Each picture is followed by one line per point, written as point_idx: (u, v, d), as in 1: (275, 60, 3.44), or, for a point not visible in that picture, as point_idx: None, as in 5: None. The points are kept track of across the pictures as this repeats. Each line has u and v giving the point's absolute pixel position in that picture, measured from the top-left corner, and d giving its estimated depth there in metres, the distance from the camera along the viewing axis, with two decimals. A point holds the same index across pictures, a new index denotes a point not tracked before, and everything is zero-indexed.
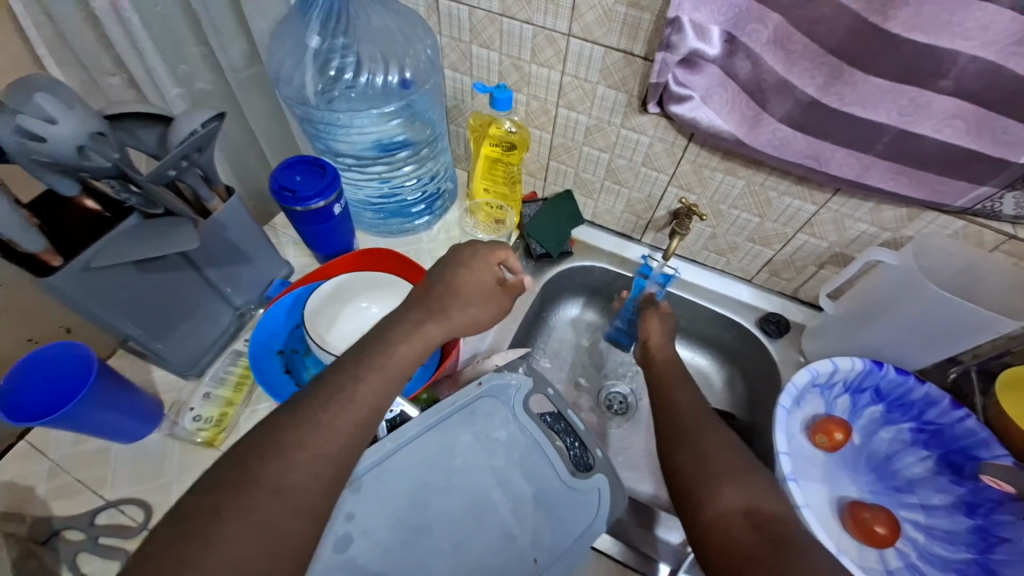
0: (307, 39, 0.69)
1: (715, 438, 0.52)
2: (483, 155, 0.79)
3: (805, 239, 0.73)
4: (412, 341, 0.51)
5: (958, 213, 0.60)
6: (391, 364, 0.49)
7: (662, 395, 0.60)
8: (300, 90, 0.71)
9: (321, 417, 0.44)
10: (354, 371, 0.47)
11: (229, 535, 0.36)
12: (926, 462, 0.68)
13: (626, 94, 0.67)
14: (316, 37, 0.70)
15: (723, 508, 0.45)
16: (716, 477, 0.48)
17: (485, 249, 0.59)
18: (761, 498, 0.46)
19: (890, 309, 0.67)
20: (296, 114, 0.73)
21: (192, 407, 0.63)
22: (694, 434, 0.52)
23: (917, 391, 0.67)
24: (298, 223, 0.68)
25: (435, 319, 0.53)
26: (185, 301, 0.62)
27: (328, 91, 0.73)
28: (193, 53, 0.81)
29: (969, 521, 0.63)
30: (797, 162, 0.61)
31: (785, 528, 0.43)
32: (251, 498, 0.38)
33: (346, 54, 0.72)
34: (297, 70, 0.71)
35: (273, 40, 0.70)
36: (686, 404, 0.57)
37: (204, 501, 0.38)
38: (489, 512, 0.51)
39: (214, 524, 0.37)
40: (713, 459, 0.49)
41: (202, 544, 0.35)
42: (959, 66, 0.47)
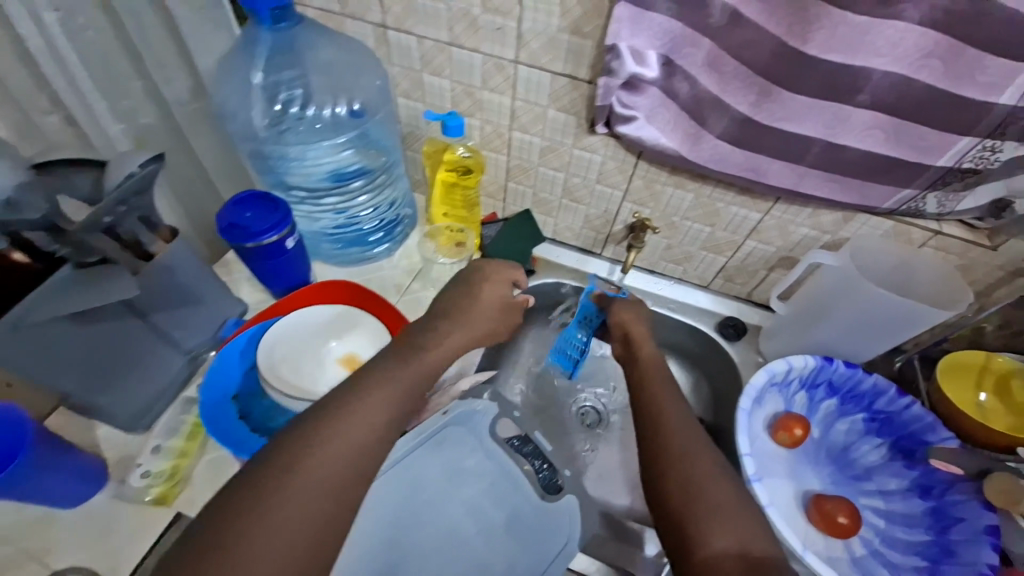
0: (253, 74, 0.68)
1: (709, 467, 0.48)
2: (439, 181, 0.80)
3: (753, 246, 0.76)
4: (441, 347, 0.51)
5: (887, 214, 0.64)
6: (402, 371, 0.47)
7: (650, 409, 0.56)
8: (248, 125, 0.70)
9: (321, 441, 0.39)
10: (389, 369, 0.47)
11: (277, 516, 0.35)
12: (880, 450, 0.72)
13: (575, 116, 0.69)
14: (261, 73, 0.68)
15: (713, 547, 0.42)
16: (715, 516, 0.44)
17: (501, 267, 0.63)
18: (752, 539, 0.43)
19: (836, 307, 0.70)
20: (245, 149, 0.72)
21: (140, 463, 0.58)
22: (683, 455, 0.49)
23: (866, 382, 0.70)
24: (251, 259, 0.67)
25: (459, 328, 0.54)
26: (131, 351, 0.59)
27: (277, 124, 0.71)
28: (135, 87, 0.77)
29: (925, 503, 0.66)
30: (738, 175, 0.64)
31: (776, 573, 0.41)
32: (280, 494, 0.36)
33: (294, 87, 0.70)
34: (243, 105, 0.69)
35: (217, 77, 0.68)
36: (674, 420, 0.53)
37: (252, 481, 0.36)
38: (462, 543, 0.51)
39: (266, 500, 0.35)
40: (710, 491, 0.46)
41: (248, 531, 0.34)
42: (874, 81, 0.51)
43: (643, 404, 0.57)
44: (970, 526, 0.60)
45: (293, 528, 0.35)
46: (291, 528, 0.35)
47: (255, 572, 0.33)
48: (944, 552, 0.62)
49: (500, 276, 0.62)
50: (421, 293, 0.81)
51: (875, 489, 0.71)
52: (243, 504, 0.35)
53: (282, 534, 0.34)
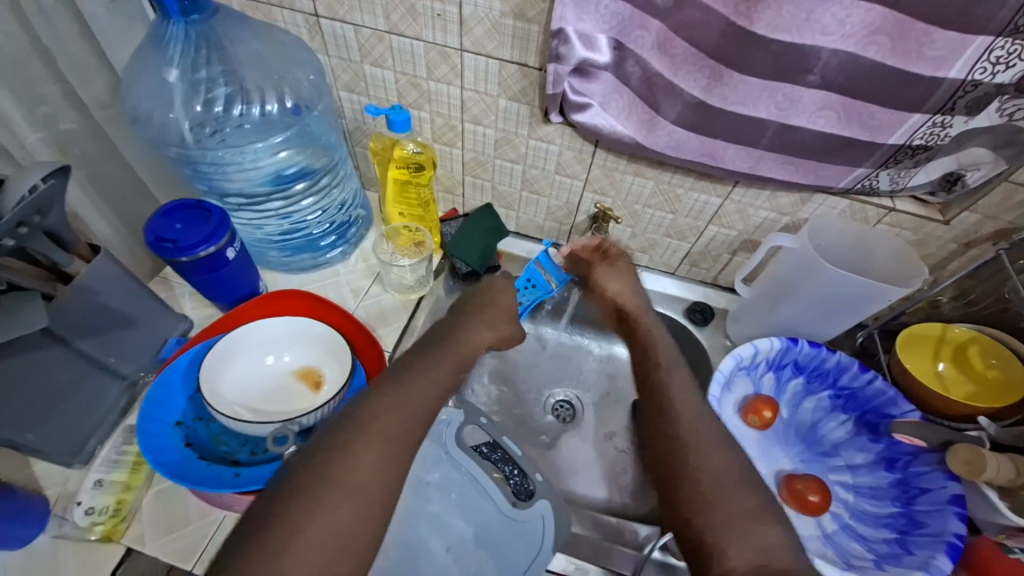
0: (170, 73, 0.62)
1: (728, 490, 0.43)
2: (391, 179, 0.75)
3: (715, 230, 0.76)
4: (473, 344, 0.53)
5: (843, 193, 0.64)
6: (437, 361, 0.49)
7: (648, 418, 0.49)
8: (171, 129, 0.64)
9: (371, 428, 0.42)
10: (430, 359, 0.49)
11: (356, 468, 0.40)
12: (846, 425, 0.73)
13: (527, 105, 0.67)
14: (177, 71, 0.62)
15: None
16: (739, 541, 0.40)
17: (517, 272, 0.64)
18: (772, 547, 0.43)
19: (797, 287, 0.71)
20: (171, 156, 0.66)
21: (81, 501, 0.55)
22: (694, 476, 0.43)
23: (830, 360, 0.70)
24: (188, 274, 0.62)
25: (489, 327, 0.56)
26: (58, 381, 0.54)
27: (204, 126, 0.66)
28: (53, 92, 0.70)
29: (890, 475, 0.67)
30: (695, 161, 0.62)
31: None
32: (356, 450, 0.40)
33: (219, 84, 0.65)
34: (163, 107, 0.64)
35: (129, 77, 0.62)
36: (687, 422, 0.51)
37: (329, 440, 0.41)
38: (429, 564, 0.48)
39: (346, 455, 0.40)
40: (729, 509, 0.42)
41: (331, 478, 0.39)
42: (823, 61, 0.49)
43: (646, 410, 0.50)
44: (935, 496, 0.61)
45: (369, 479, 0.39)
46: (368, 479, 0.40)
47: (338, 516, 0.37)
48: (911, 523, 0.62)
49: (505, 282, 0.62)
50: (381, 297, 0.78)
51: (843, 464, 0.72)
52: (328, 455, 0.40)
53: (359, 486, 0.39)
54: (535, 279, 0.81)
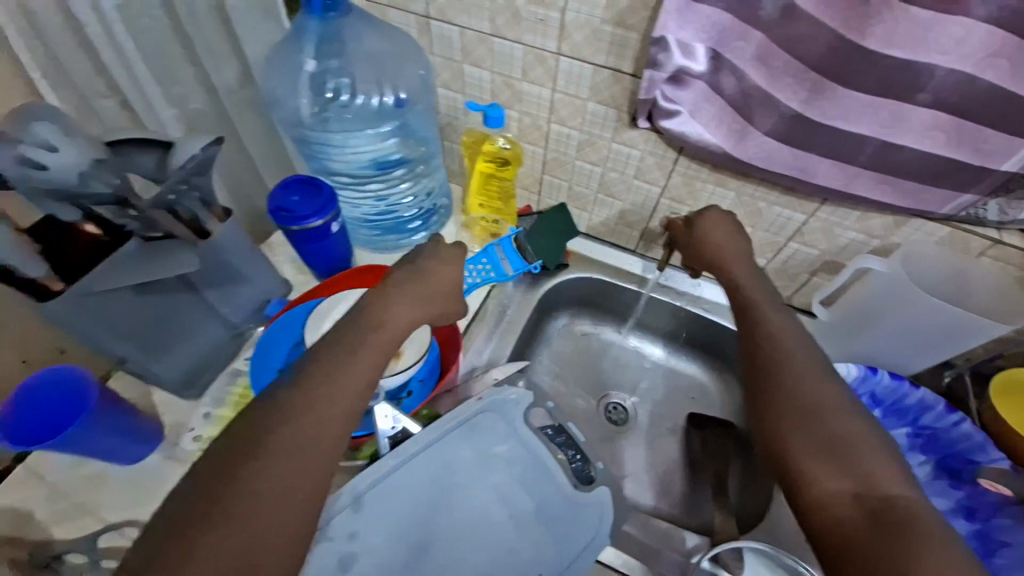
0: (303, 63, 0.69)
1: (855, 425, 0.43)
2: (477, 170, 0.80)
3: (795, 248, 0.74)
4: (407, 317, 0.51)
5: (943, 220, 0.61)
6: (360, 349, 0.46)
7: (774, 350, 0.50)
8: (296, 112, 0.73)
9: (270, 439, 0.38)
10: (342, 345, 0.46)
11: (246, 485, 0.35)
12: (923, 467, 0.68)
13: (615, 110, 0.69)
14: (312, 61, 0.69)
15: (830, 495, 0.39)
16: (863, 469, 0.40)
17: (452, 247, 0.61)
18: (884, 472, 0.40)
19: (884, 314, 0.68)
20: (293, 135, 0.76)
21: (192, 428, 0.64)
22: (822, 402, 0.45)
23: (912, 397, 0.66)
24: (296, 241, 0.70)
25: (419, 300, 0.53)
26: (183, 322, 0.62)
27: (323, 112, 0.73)
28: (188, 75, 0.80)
29: (969, 525, 0.62)
30: (785, 174, 0.62)
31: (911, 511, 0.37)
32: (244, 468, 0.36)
33: (342, 75, 0.71)
34: (293, 92, 0.72)
35: (269, 65, 0.70)
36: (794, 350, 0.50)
37: (214, 463, 0.36)
38: (493, 530, 0.52)
39: (232, 474, 0.35)
40: (857, 442, 0.42)
41: (218, 499, 0.34)
42: (936, 80, 0.48)
43: (769, 349, 0.51)
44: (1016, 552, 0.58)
45: (265, 497, 0.35)
46: (264, 498, 0.35)
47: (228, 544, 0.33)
48: None
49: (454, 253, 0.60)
50: None
51: None
52: (213, 479, 0.35)
53: (253, 506, 0.34)
54: (494, 266, 0.81)
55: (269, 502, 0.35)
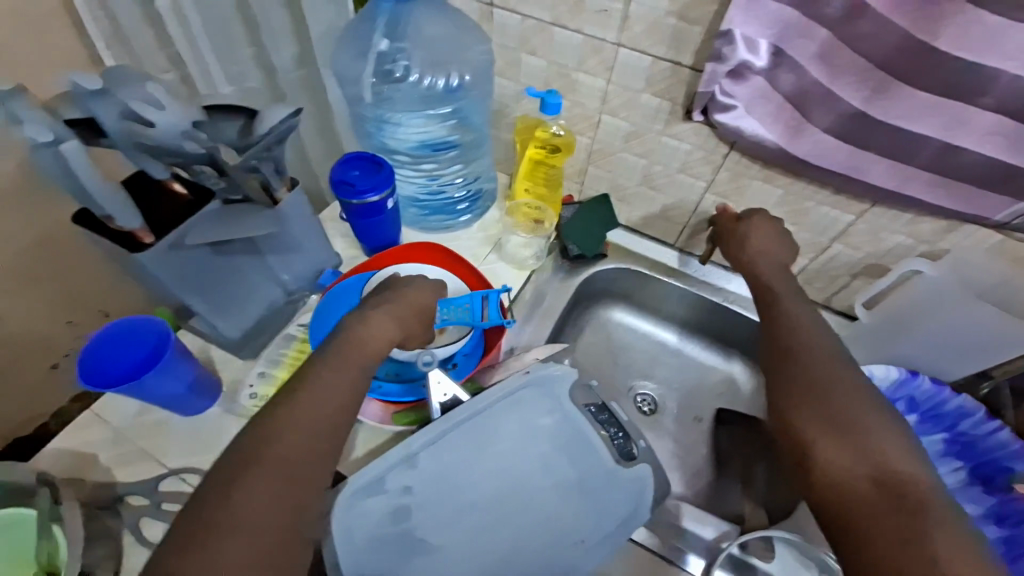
0: (375, 42, 0.72)
1: (859, 404, 0.48)
2: (528, 156, 0.82)
3: (839, 249, 0.74)
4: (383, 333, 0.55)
5: (995, 228, 0.60)
6: (340, 365, 0.50)
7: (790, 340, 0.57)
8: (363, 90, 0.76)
9: (266, 451, 0.43)
10: (328, 362, 0.50)
11: (245, 498, 0.40)
12: (957, 474, 0.67)
13: (669, 102, 0.70)
14: (384, 40, 0.72)
15: (836, 470, 0.45)
16: (871, 448, 0.45)
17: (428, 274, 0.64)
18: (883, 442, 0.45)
19: (927, 316, 0.69)
20: (357, 112, 0.79)
21: (249, 385, 0.66)
22: (814, 372, 0.52)
23: (950, 402, 0.68)
24: (351, 215, 0.73)
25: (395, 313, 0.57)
26: (245, 284, 0.66)
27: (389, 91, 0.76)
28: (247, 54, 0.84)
29: (998, 531, 0.61)
30: (838, 173, 0.63)
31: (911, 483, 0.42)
32: (242, 481, 0.41)
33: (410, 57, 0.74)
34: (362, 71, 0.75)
35: (342, 43, 0.74)
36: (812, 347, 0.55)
37: (214, 478, 0.41)
38: (539, 497, 0.54)
39: (234, 486, 0.40)
40: (855, 419, 0.47)
41: (223, 508, 0.39)
42: (1001, 85, 0.49)
43: (784, 339, 0.57)
44: None
45: (261, 509, 0.40)
46: (259, 508, 0.40)
47: (229, 550, 0.37)
48: None
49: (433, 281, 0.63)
50: (496, 264, 0.84)
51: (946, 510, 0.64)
52: (214, 491, 0.40)
53: (252, 515, 0.39)
54: (472, 305, 0.66)
55: (264, 514, 0.40)
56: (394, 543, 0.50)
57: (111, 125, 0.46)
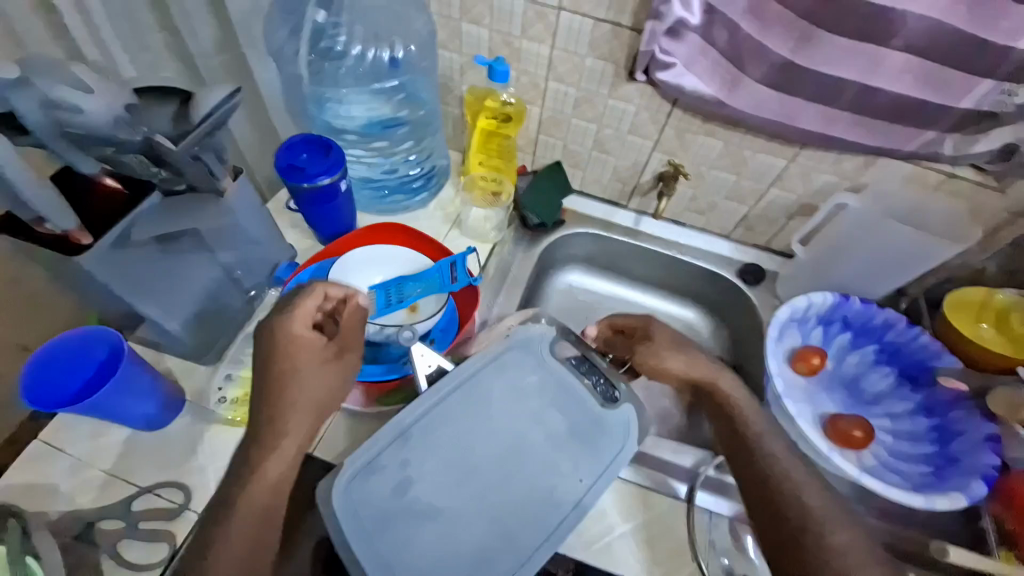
0: (311, 13, 0.70)
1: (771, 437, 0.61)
2: (479, 128, 0.81)
3: (775, 194, 0.80)
4: (302, 379, 0.53)
5: (906, 158, 0.67)
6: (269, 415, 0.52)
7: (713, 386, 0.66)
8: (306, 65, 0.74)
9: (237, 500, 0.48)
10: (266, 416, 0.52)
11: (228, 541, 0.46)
12: (888, 378, 0.76)
13: (613, 65, 0.72)
14: (321, 12, 0.70)
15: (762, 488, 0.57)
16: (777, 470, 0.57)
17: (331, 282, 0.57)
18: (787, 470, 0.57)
19: (853, 245, 0.77)
20: (302, 90, 0.77)
21: (217, 390, 0.63)
22: (784, 480, 0.56)
23: (878, 317, 0.75)
24: (302, 202, 0.70)
25: (301, 349, 0.53)
26: (200, 284, 0.62)
27: (331, 65, 0.74)
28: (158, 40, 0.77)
29: (930, 421, 0.71)
30: (772, 121, 0.67)
31: (799, 498, 0.55)
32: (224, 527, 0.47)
33: (349, 29, 0.72)
34: (302, 45, 0.73)
35: (277, 17, 0.72)
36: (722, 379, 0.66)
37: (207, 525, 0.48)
38: (533, 447, 0.55)
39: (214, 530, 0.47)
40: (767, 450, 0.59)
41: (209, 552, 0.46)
42: (907, 26, 0.55)
43: (763, 469, 0.58)
44: (971, 436, 0.66)
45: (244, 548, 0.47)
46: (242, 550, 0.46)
47: None
48: (947, 461, 0.67)
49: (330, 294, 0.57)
50: (457, 239, 0.84)
51: (884, 413, 0.74)
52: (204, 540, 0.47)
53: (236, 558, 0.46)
54: (441, 273, 0.68)
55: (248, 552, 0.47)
56: (400, 515, 0.50)
57: (33, 116, 0.43)
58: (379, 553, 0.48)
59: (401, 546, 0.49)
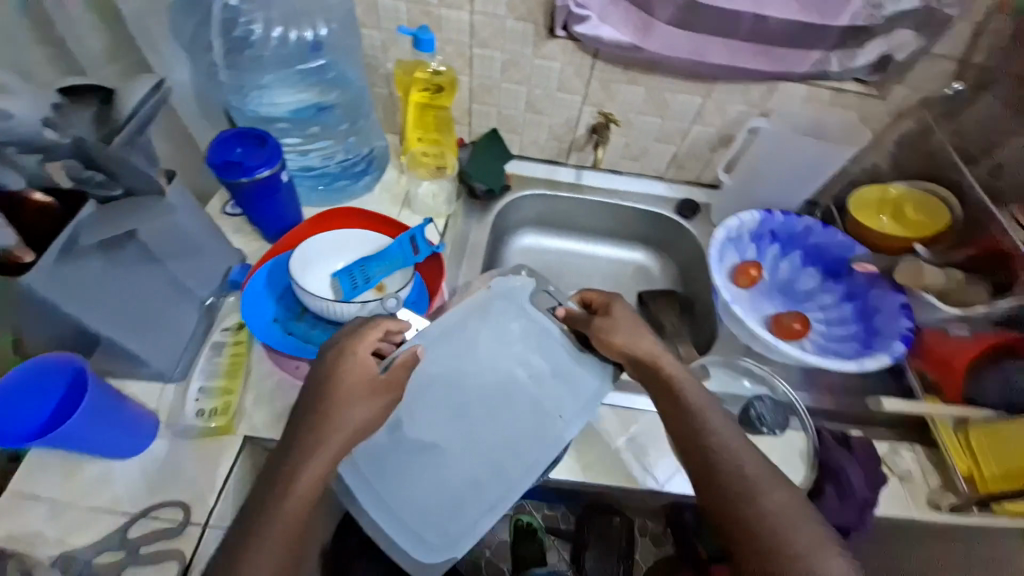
0: None
1: (712, 412, 0.55)
2: (413, 102, 0.81)
3: (698, 130, 0.87)
4: (337, 415, 0.49)
5: (801, 80, 0.76)
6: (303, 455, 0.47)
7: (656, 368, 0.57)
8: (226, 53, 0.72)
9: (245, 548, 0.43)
10: (292, 451, 0.47)
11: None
12: (815, 276, 0.86)
13: (533, 24, 0.75)
14: None
15: (708, 470, 0.52)
16: (720, 446, 0.53)
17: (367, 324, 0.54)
18: (737, 451, 0.53)
19: (769, 166, 0.85)
20: (223, 81, 0.74)
21: (192, 403, 0.61)
22: (731, 455, 0.52)
23: (800, 225, 0.84)
24: (242, 198, 0.68)
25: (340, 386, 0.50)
26: (153, 297, 0.59)
27: (254, 51, 0.73)
28: None
29: (853, 305, 0.82)
30: (685, 60, 0.74)
31: (742, 478, 0.51)
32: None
33: (267, 12, 0.71)
34: (218, 32, 0.71)
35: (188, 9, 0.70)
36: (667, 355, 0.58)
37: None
38: (517, 387, 0.60)
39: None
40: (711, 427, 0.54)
41: None
42: None
43: (706, 445, 0.53)
44: (887, 307, 0.77)
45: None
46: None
47: None
48: (870, 333, 0.78)
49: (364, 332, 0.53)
50: (410, 217, 0.84)
51: (815, 306, 0.85)
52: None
53: None
54: (402, 249, 0.70)
55: None
56: (398, 449, 0.56)
57: None
58: (381, 478, 0.54)
59: (404, 480, 0.55)
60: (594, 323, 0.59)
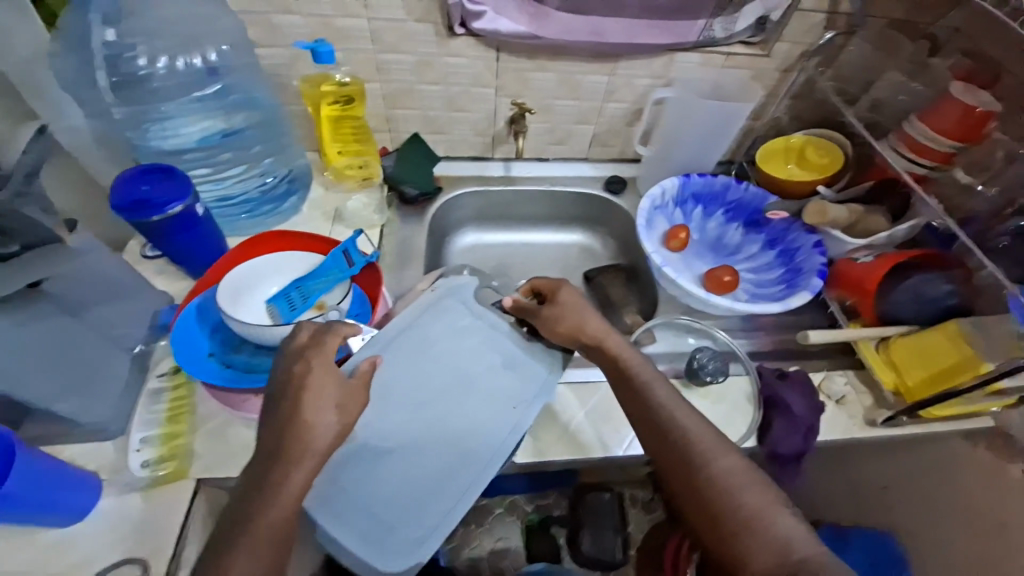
0: (98, 33, 0.66)
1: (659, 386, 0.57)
2: (325, 117, 0.81)
3: (612, 107, 0.91)
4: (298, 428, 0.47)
5: (694, 49, 0.81)
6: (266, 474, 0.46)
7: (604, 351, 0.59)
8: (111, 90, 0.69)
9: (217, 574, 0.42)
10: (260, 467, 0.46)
11: None
12: (739, 230, 0.91)
13: (433, 24, 0.76)
14: (112, 31, 0.67)
15: (662, 445, 0.54)
16: (673, 420, 0.54)
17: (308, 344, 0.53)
18: (686, 422, 0.54)
19: (681, 133, 0.89)
20: (116, 118, 0.71)
21: (134, 455, 0.58)
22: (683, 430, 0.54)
23: (716, 183, 0.89)
24: (160, 236, 0.65)
25: (300, 397, 0.49)
26: (73, 349, 0.57)
27: (143, 83, 0.70)
28: None
29: (776, 250, 0.87)
30: (585, 41, 0.77)
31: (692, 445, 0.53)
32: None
33: (151, 42, 0.68)
34: (100, 69, 0.67)
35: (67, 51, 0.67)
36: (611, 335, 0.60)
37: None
38: (469, 382, 0.61)
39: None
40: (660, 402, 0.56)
41: None
42: None
43: (661, 420, 0.55)
44: (804, 246, 0.82)
45: None
46: None
47: None
48: (795, 273, 0.83)
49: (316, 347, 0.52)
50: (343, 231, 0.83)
51: (744, 258, 0.90)
52: None
53: None
54: (337, 263, 0.69)
55: None
56: (353, 458, 0.55)
57: None
58: (338, 489, 0.54)
59: (364, 487, 0.54)
60: (542, 312, 0.61)
